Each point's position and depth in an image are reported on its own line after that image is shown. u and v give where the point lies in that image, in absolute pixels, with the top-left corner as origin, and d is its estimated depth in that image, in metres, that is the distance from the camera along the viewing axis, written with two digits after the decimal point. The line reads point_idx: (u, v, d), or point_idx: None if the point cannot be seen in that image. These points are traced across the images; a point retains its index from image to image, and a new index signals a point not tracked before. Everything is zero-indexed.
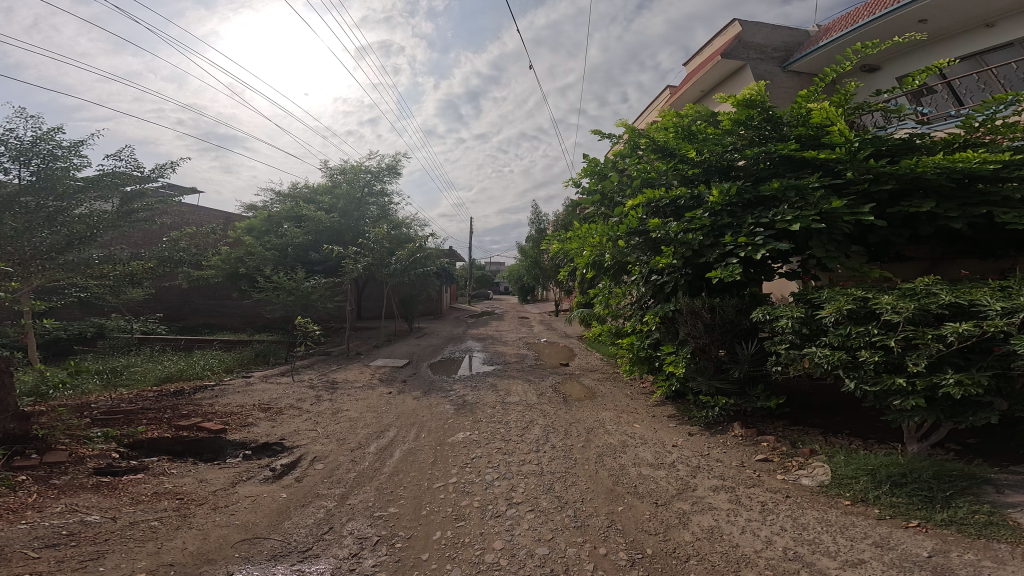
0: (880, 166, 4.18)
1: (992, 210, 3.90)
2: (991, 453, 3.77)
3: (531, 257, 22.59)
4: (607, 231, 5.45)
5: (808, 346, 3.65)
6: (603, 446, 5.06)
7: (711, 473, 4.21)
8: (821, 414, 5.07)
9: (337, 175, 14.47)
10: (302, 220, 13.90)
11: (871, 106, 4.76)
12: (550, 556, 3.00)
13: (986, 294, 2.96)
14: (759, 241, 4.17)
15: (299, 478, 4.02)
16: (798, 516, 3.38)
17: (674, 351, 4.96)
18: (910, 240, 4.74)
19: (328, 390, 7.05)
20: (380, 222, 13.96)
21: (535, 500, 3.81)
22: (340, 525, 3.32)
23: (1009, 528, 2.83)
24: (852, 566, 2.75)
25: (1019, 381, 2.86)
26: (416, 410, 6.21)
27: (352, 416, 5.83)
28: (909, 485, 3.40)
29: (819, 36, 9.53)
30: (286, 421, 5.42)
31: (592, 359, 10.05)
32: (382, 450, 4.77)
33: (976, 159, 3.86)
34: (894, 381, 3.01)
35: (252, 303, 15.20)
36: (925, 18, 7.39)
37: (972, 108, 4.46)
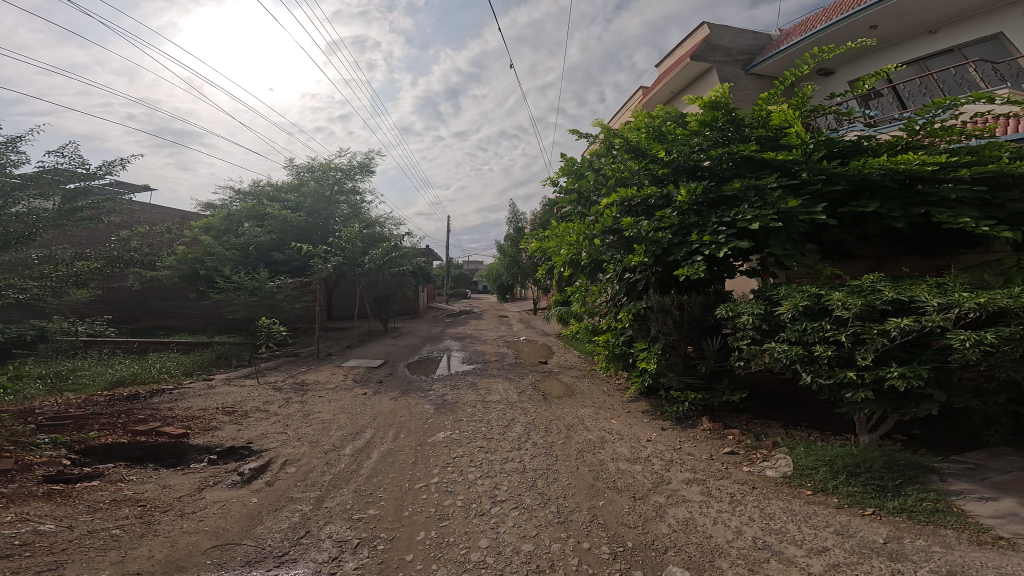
0: (835, 168, 4.22)
1: (933, 210, 3.96)
2: (935, 442, 3.96)
3: (509, 255, 22.60)
4: (583, 230, 5.48)
5: (768, 341, 3.69)
6: (583, 442, 5.17)
7: (683, 466, 4.33)
8: (782, 408, 5.21)
9: (304, 173, 14.31)
10: (265, 219, 13.57)
11: (825, 109, 4.73)
12: (536, 552, 3.08)
13: (926, 290, 3.01)
14: (722, 240, 4.22)
15: (269, 482, 4.03)
16: (766, 507, 3.51)
17: (647, 348, 5.03)
18: (859, 238, 4.83)
19: (298, 392, 7.04)
20: (352, 221, 13.91)
21: (519, 497, 3.90)
22: (318, 529, 3.36)
23: (955, 514, 2.98)
24: (817, 554, 2.87)
25: (958, 373, 2.96)
26: (395, 410, 6.25)
27: (325, 418, 5.84)
28: (863, 475, 3.54)
29: (780, 39, 9.71)
30: (253, 424, 5.43)
31: (570, 356, 10.15)
32: (358, 452, 4.78)
33: (917, 160, 3.89)
34: (845, 375, 3.09)
35: (211, 304, 15.09)
36: (877, 25, 7.74)
37: (913, 112, 4.48)
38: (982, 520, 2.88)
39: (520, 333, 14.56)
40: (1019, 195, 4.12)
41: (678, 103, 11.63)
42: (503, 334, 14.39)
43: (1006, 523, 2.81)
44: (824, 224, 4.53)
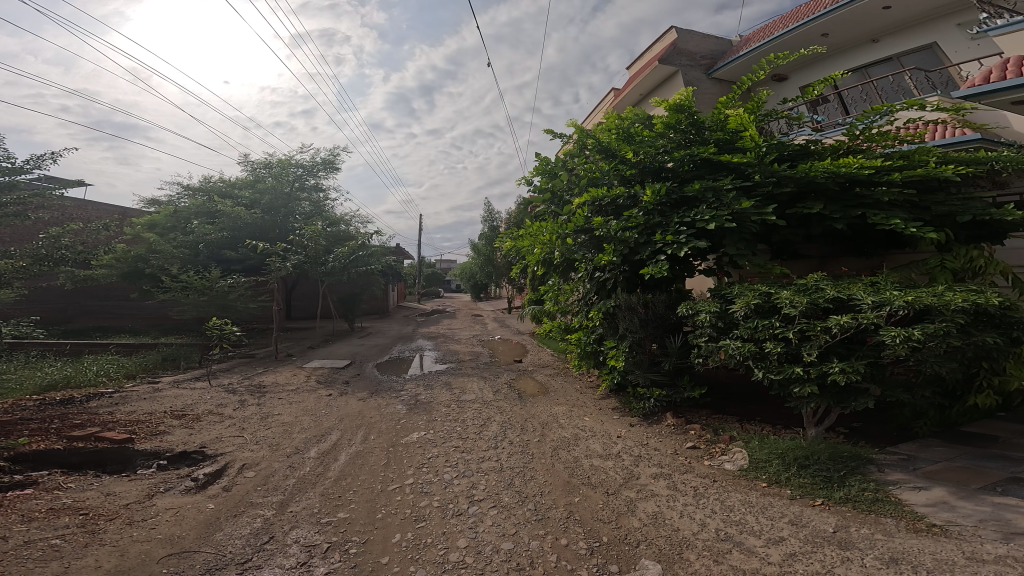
0: (785, 171, 4.40)
1: (868, 212, 4.18)
2: (873, 436, 4.27)
3: (484, 254, 22.73)
4: (556, 230, 5.59)
5: (724, 338, 3.85)
6: (558, 439, 5.22)
7: (651, 461, 4.43)
8: (737, 403, 5.43)
9: (261, 169, 14.03)
10: (216, 217, 13.10)
11: (778, 114, 4.89)
12: (516, 550, 3.10)
13: (862, 289, 3.19)
14: (683, 239, 4.39)
15: (226, 487, 3.90)
16: (726, 499, 3.63)
17: (616, 345, 5.18)
18: (806, 239, 5.10)
19: (254, 395, 6.81)
20: (312, 219, 13.96)
21: (497, 496, 3.90)
22: (283, 534, 3.29)
23: (892, 503, 3.21)
24: (775, 543, 2.99)
25: (889, 368, 3.15)
26: (364, 411, 6.14)
27: (286, 421, 5.67)
28: (812, 466, 3.72)
29: (740, 44, 10.13)
30: (206, 428, 5.24)
31: (544, 355, 10.25)
32: (324, 454, 4.68)
33: (856, 164, 4.08)
34: (793, 370, 3.25)
35: (155, 304, 14.58)
36: (826, 33, 8.37)
37: (854, 119, 4.74)
38: (917, 509, 3.11)
39: (494, 331, 14.63)
40: (944, 199, 4.41)
41: (645, 106, 12.08)
42: (477, 333, 14.41)
43: (937, 511, 3.05)
44: (774, 224, 4.70)
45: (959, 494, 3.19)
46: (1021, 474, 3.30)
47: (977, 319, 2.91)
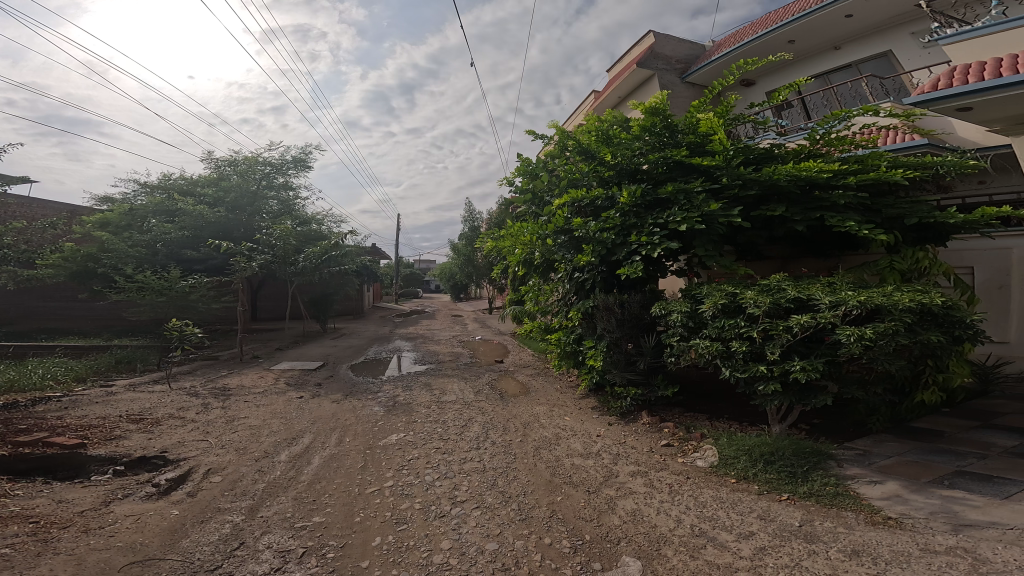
0: (750, 174, 4.50)
1: (826, 214, 4.33)
2: (831, 432, 4.46)
3: (464, 254, 22.77)
4: (536, 230, 5.65)
5: (694, 337, 3.99)
6: (540, 439, 5.24)
7: (628, 459, 4.49)
8: (706, 401, 5.58)
9: (225, 167, 13.62)
10: (177, 215, 12.78)
11: (744, 118, 5.01)
12: (501, 550, 3.10)
13: (820, 289, 3.36)
14: (656, 240, 4.53)
15: (191, 493, 3.79)
16: (699, 495, 3.70)
17: (595, 345, 5.31)
18: (769, 240, 5.25)
19: (218, 398, 6.60)
20: (281, 218, 13.81)
21: (481, 496, 3.90)
22: (254, 539, 3.21)
23: (851, 497, 3.34)
24: (745, 538, 3.06)
25: (845, 365, 3.32)
26: (338, 413, 6.04)
27: (254, 424, 5.53)
28: (777, 462, 3.83)
29: (712, 51, 10.50)
30: (167, 433, 5.07)
31: (525, 355, 10.28)
32: (296, 458, 4.58)
33: (816, 168, 4.21)
34: (757, 369, 3.41)
35: (107, 305, 14.10)
36: (793, 40, 8.80)
37: (815, 124, 4.87)
38: (874, 502, 3.25)
39: (474, 332, 14.61)
40: (893, 203, 4.60)
41: (623, 109, 12.34)
42: (456, 333, 14.38)
43: (892, 504, 3.19)
44: (739, 226, 4.83)
45: (911, 487, 3.35)
46: (964, 468, 3.50)
47: (923, 319, 3.08)
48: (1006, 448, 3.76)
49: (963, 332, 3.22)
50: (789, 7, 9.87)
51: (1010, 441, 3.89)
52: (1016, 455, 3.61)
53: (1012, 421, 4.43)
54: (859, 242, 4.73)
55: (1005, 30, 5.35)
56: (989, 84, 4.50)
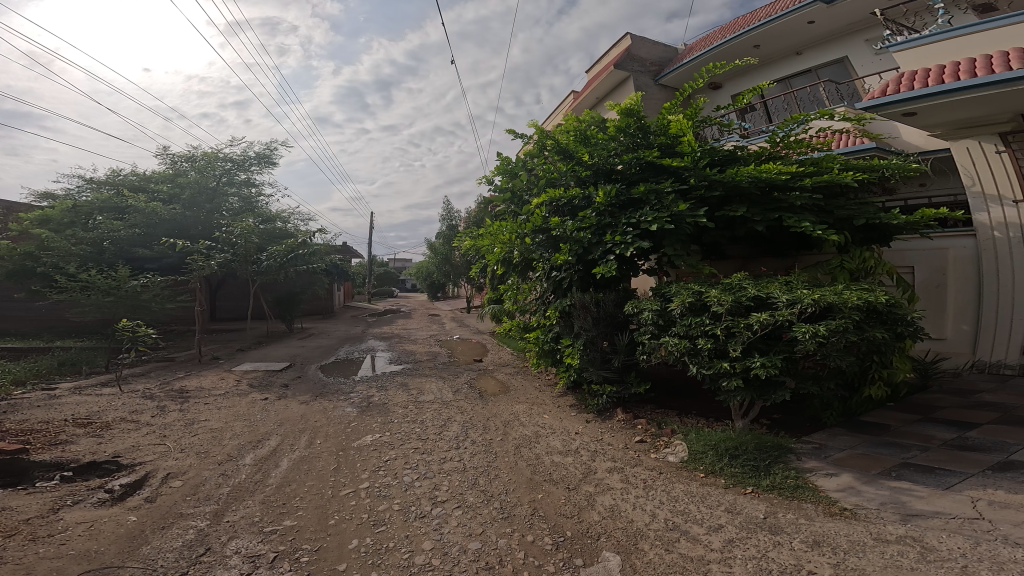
0: (715, 175, 4.62)
1: (783, 215, 4.47)
2: (790, 427, 4.61)
3: (441, 253, 22.72)
4: (515, 229, 5.65)
5: (664, 334, 4.11)
6: (520, 437, 5.25)
7: (605, 456, 4.54)
8: (675, 397, 5.71)
9: (182, 163, 13.31)
10: (127, 212, 12.35)
11: (711, 120, 5.12)
12: (484, 549, 3.10)
13: (778, 288, 3.54)
14: (629, 240, 4.63)
15: (148, 498, 3.66)
16: (671, 490, 3.77)
17: (571, 343, 5.36)
18: (731, 240, 5.36)
19: (175, 400, 6.36)
20: (243, 216, 13.66)
21: (462, 496, 3.87)
22: (221, 545, 3.13)
23: (810, 488, 3.46)
24: (715, 531, 3.14)
25: (800, 361, 3.53)
26: (307, 415, 5.93)
27: (215, 427, 5.38)
28: (741, 456, 3.94)
29: (684, 54, 10.73)
30: (118, 437, 4.87)
31: (504, 354, 10.30)
32: (262, 461, 4.48)
33: (775, 170, 4.33)
34: (721, 365, 3.56)
35: (48, 306, 13.42)
36: (759, 45, 9.11)
37: (775, 126, 4.95)
38: (831, 494, 3.37)
39: (452, 331, 14.55)
40: (845, 205, 4.75)
41: (601, 109, 12.48)
42: (433, 333, 14.30)
43: (847, 495, 3.31)
44: (705, 226, 4.92)
45: (863, 479, 3.50)
46: (909, 460, 3.69)
47: (870, 316, 3.23)
48: (946, 440, 3.99)
49: (904, 329, 3.37)
50: (756, 13, 10.18)
51: (949, 433, 4.13)
52: (954, 447, 3.84)
53: (949, 413, 4.68)
54: (813, 242, 5.00)
55: (949, 38, 5.95)
56: (933, 90, 5.00)
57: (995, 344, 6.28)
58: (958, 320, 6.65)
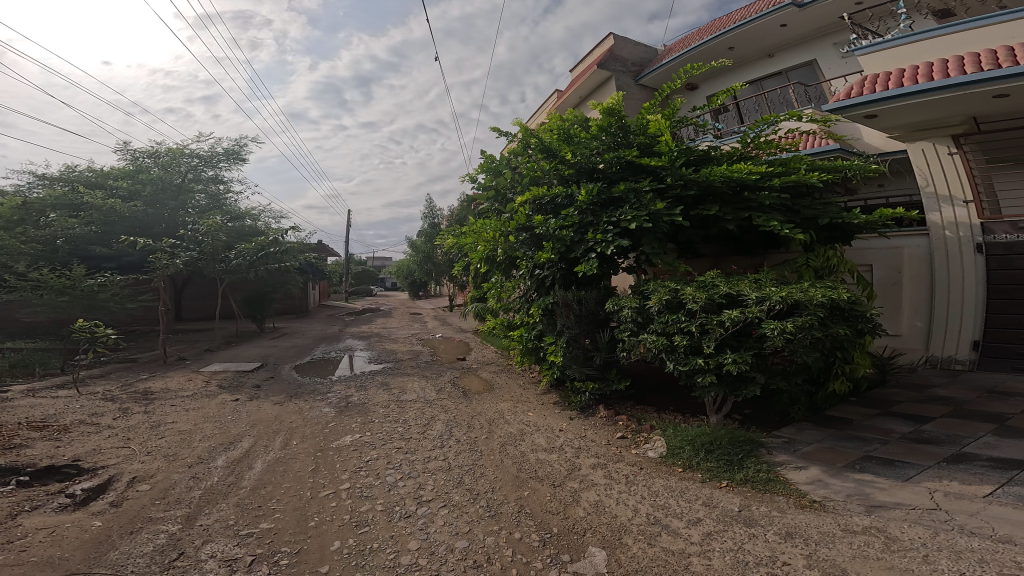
0: (690, 174, 4.68)
1: (753, 214, 4.55)
2: (761, 422, 4.72)
3: (423, 251, 22.59)
4: (499, 227, 5.63)
5: (642, 332, 4.15)
6: (505, 435, 5.26)
7: (589, 452, 4.57)
8: (653, 394, 5.80)
9: (144, 159, 13.01)
10: (83, 210, 11.92)
11: (687, 121, 5.18)
12: (471, 548, 3.10)
13: (749, 286, 3.63)
14: (610, 238, 4.67)
15: (114, 503, 3.57)
16: (651, 484, 3.82)
17: (554, 341, 5.39)
18: (704, 239, 5.45)
19: (138, 403, 6.19)
20: (209, 213, 13.51)
21: (447, 495, 3.86)
22: (195, 549, 3.05)
23: (780, 481, 3.54)
24: (694, 524, 3.19)
25: (769, 358, 3.63)
26: (282, 415, 5.86)
27: (183, 429, 5.27)
28: (716, 451, 4.00)
29: (664, 54, 10.85)
30: (78, 440, 4.74)
31: (488, 352, 10.30)
32: (235, 463, 4.40)
33: (747, 170, 4.43)
34: (696, 361, 3.63)
35: None
36: (733, 47, 9.27)
37: (747, 127, 5.03)
38: (801, 486, 3.45)
39: (435, 330, 14.48)
40: (810, 204, 4.86)
41: (584, 109, 12.56)
42: (415, 331, 14.22)
43: (816, 488, 3.40)
44: (680, 225, 4.98)
45: (830, 472, 3.59)
46: (871, 452, 3.81)
47: (833, 313, 3.34)
48: (904, 433, 4.13)
49: (864, 326, 3.44)
50: (731, 15, 10.36)
51: (906, 427, 4.28)
52: (911, 439, 3.99)
53: (906, 407, 4.85)
54: (780, 241, 5.16)
55: (911, 43, 6.30)
56: (892, 94, 5.40)
57: (946, 340, 6.53)
58: (912, 318, 6.89)
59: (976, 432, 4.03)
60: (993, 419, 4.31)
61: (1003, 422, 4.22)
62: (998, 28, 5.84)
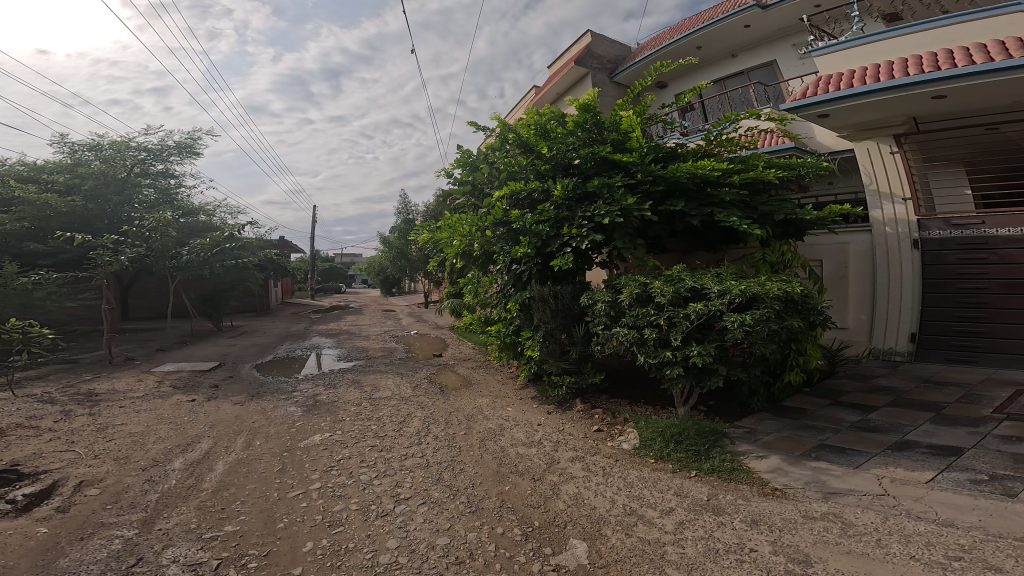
0: (659, 171, 4.74)
1: (715, 210, 4.66)
2: (724, 412, 4.85)
3: (396, 247, 22.41)
4: (475, 221, 5.57)
5: (615, 325, 4.17)
6: (484, 431, 5.25)
7: (566, 446, 4.61)
8: (626, 386, 5.91)
9: (84, 152, 12.51)
10: (13, 205, 11.41)
11: (657, 118, 5.21)
12: (452, 544, 3.09)
13: (711, 279, 3.71)
14: (584, 233, 4.71)
15: (61, 508, 3.45)
16: (626, 476, 3.87)
17: (532, 336, 5.39)
18: (671, 235, 5.53)
19: (85, 405, 5.97)
20: (157, 208, 13.19)
21: (427, 492, 3.85)
22: (155, 554, 2.94)
23: (744, 470, 3.64)
24: (667, 514, 3.25)
25: (730, 349, 3.71)
26: (243, 415, 5.75)
27: (134, 431, 5.12)
28: (686, 442, 4.07)
29: (637, 52, 10.93)
30: (17, 445, 4.53)
31: (464, 348, 10.27)
32: (193, 465, 4.30)
33: (711, 167, 4.53)
34: (664, 354, 3.66)
35: None
36: (700, 46, 9.37)
37: (710, 125, 5.11)
38: (763, 475, 3.55)
39: (410, 326, 14.39)
40: (766, 201, 5.00)
41: (560, 105, 12.60)
42: (387, 329, 14.09)
43: (777, 476, 3.50)
44: (649, 220, 5.05)
45: (789, 460, 3.70)
46: (825, 441, 3.94)
47: (788, 306, 3.46)
48: (852, 422, 4.30)
49: (816, 318, 3.58)
50: (698, 15, 10.50)
51: (854, 415, 4.45)
52: (860, 428, 4.15)
53: (853, 397, 5.04)
54: (740, 236, 5.31)
55: (863, 44, 6.49)
56: (843, 94, 5.55)
57: (888, 332, 6.81)
58: (858, 312, 7.16)
59: (916, 420, 4.22)
60: (929, 407, 4.52)
61: (939, 409, 4.44)
62: (942, 31, 6.07)
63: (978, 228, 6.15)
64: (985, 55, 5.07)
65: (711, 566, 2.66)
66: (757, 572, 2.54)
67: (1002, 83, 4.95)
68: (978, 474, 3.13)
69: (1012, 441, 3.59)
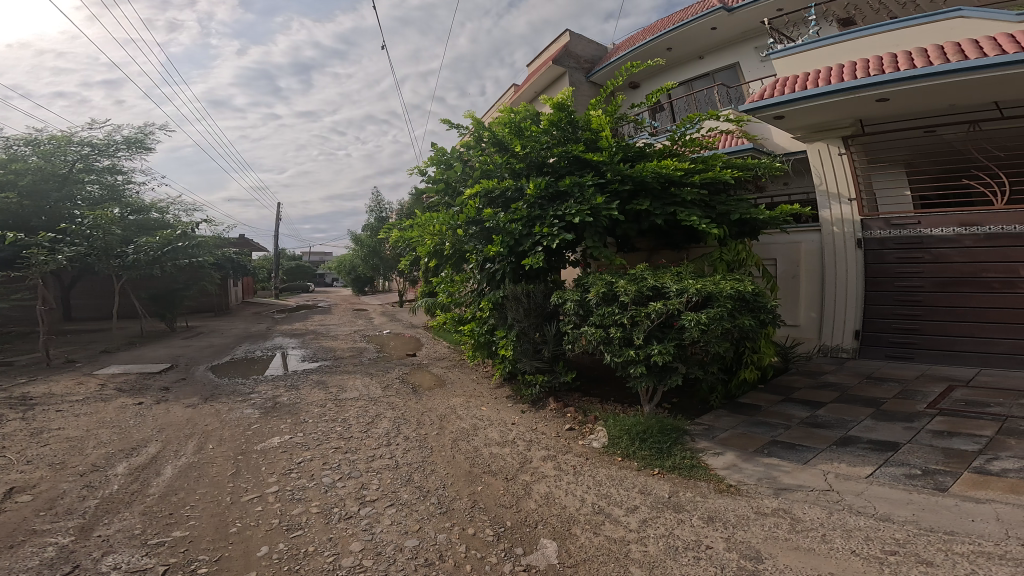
0: (627, 171, 4.76)
1: (678, 210, 4.72)
2: (685, 409, 4.91)
3: (369, 245, 22.17)
4: (447, 220, 5.53)
5: (583, 324, 4.17)
6: (456, 430, 5.22)
7: (540, 445, 4.60)
8: (597, 385, 5.95)
9: (18, 147, 12.04)
10: None
11: (626, 118, 5.23)
12: (421, 546, 3.06)
13: (672, 278, 3.76)
14: (555, 232, 4.70)
15: None
16: (595, 474, 3.89)
17: (505, 335, 5.37)
18: (639, 234, 5.58)
19: (20, 410, 5.74)
20: (100, 205, 12.77)
21: (395, 494, 3.80)
22: (93, 561, 2.85)
23: (702, 468, 3.67)
24: (632, 511, 3.27)
25: (688, 347, 3.76)
26: (195, 418, 5.62)
27: (73, 436, 4.94)
28: (649, 440, 4.10)
29: (613, 52, 10.96)
30: None
31: (439, 348, 10.22)
32: (138, 470, 4.18)
33: (674, 167, 4.59)
34: (628, 353, 3.66)
35: None
36: (670, 47, 9.45)
37: (675, 126, 5.16)
38: (719, 472, 3.59)
39: (383, 326, 14.29)
40: (725, 201, 5.07)
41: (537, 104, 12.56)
42: (358, 328, 13.94)
43: (732, 472, 3.55)
44: (617, 219, 5.08)
45: (743, 456, 3.76)
46: (777, 437, 4.01)
47: (740, 305, 3.54)
48: (802, 418, 4.38)
49: (766, 317, 3.71)
50: (671, 17, 10.58)
51: (804, 412, 4.54)
52: (809, 424, 4.23)
53: (804, 393, 5.16)
54: (700, 236, 5.38)
55: (819, 48, 6.61)
56: (803, 95, 5.63)
57: (835, 331, 6.94)
58: (808, 308, 7.24)
59: (858, 415, 4.33)
60: (871, 403, 4.63)
61: (877, 405, 4.56)
62: (890, 35, 6.22)
63: (914, 228, 6.36)
64: (933, 57, 5.20)
65: (671, 564, 2.68)
66: (711, 569, 2.57)
67: (944, 86, 5.10)
68: (913, 469, 3.21)
69: (943, 435, 3.71)
